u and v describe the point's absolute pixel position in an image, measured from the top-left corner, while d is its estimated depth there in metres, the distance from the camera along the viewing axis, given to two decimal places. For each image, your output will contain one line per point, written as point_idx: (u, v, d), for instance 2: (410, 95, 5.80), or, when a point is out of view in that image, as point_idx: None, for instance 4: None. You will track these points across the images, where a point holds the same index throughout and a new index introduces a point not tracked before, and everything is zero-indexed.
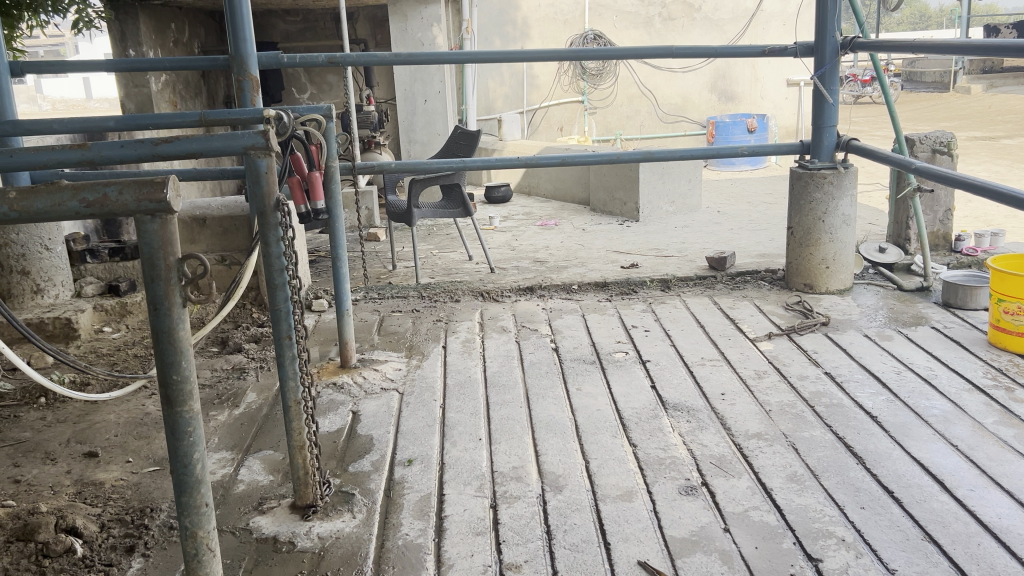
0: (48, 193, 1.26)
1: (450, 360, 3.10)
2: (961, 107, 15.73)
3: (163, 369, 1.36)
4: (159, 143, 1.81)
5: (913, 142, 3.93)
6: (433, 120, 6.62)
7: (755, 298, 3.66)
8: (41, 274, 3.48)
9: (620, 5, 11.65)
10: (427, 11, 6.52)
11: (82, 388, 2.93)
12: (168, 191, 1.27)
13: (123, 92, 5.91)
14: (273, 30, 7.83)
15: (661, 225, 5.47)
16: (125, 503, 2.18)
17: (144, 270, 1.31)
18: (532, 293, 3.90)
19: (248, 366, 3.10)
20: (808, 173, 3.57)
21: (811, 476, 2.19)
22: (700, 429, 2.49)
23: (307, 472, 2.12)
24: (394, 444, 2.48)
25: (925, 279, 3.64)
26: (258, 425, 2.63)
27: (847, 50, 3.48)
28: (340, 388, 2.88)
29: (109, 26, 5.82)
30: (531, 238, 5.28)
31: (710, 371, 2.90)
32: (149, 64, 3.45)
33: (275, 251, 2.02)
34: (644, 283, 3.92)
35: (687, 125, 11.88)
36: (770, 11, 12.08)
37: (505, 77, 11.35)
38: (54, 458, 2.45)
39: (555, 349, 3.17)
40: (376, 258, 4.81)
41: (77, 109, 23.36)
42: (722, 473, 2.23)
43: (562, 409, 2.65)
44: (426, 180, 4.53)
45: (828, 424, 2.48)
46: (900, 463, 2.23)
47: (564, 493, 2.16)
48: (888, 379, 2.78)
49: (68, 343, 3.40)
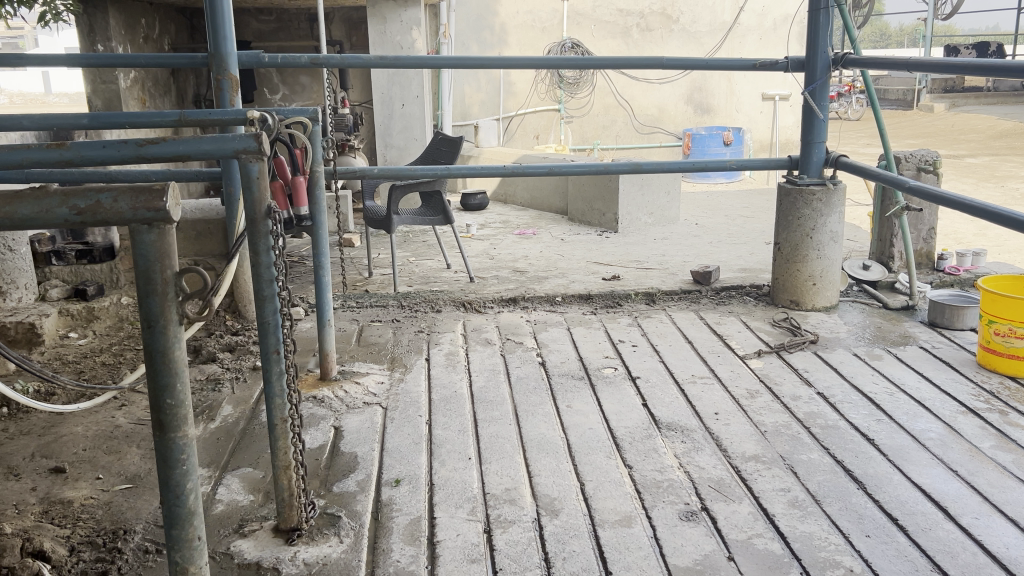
0: (34, 198, 1.15)
1: (434, 373, 3.01)
2: (926, 125, 16.01)
3: (156, 393, 1.26)
4: (144, 144, 1.71)
5: (899, 160, 3.94)
6: (411, 125, 6.51)
7: (741, 313, 3.62)
8: (4, 276, 3.31)
9: (597, 14, 11.65)
10: (407, 13, 6.42)
11: (47, 398, 2.79)
12: (167, 199, 1.18)
13: (89, 88, 5.73)
14: (246, 29, 7.67)
15: (640, 237, 5.43)
16: (95, 524, 2.05)
17: (138, 284, 1.21)
18: (515, 304, 3.82)
19: (223, 377, 2.98)
20: (797, 189, 3.54)
21: (813, 502, 2.14)
22: (696, 450, 2.42)
23: (292, 494, 2.01)
24: (380, 463, 2.38)
25: (910, 298, 3.63)
26: (237, 440, 2.51)
27: (837, 66, 3.46)
28: (322, 401, 2.77)
29: (77, 20, 5.65)
30: (509, 247, 5.21)
31: (701, 389, 2.84)
32: (123, 60, 3.30)
33: (264, 260, 1.92)
34: (629, 296, 3.86)
35: (661, 136, 11.90)
36: (748, 24, 12.27)
37: (482, 83, 11.20)
38: (17, 473, 2.31)
39: (542, 363, 3.09)
40: (352, 265, 4.70)
41: (40, 104, 22.84)
42: (722, 498, 2.17)
43: (553, 428, 2.57)
44: (406, 187, 4.44)
45: (826, 447, 2.43)
46: (902, 489, 2.19)
47: (561, 518, 2.08)
48: (881, 400, 2.74)
49: (31, 349, 3.24)
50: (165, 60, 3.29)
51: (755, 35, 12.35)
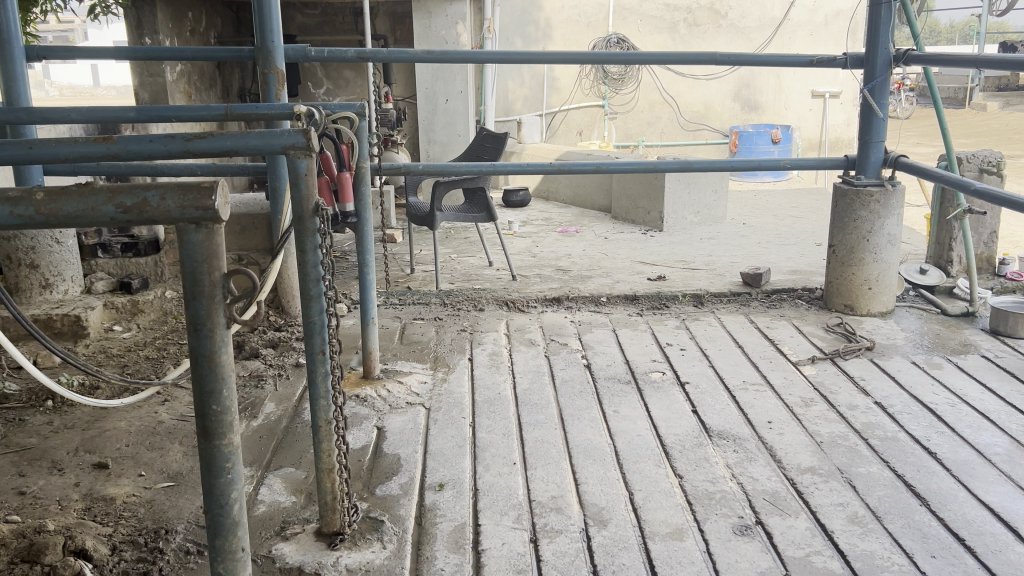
0: (81, 195, 1.12)
1: (477, 374, 2.96)
2: (981, 123, 15.59)
3: (201, 399, 1.22)
4: (191, 139, 1.67)
5: (960, 161, 3.81)
6: (454, 121, 6.47)
7: (793, 317, 3.51)
8: (51, 269, 3.33)
9: (643, 9, 11.53)
10: (452, 8, 6.38)
11: (90, 392, 2.78)
12: (216, 197, 1.14)
13: (137, 81, 5.78)
14: (291, 23, 7.70)
15: (686, 236, 5.33)
16: (137, 523, 2.03)
17: (185, 286, 1.18)
18: (559, 304, 3.76)
19: (266, 373, 2.95)
20: (854, 190, 3.43)
21: (873, 518, 2.04)
22: (749, 460, 2.34)
23: (335, 497, 1.97)
24: (423, 466, 2.33)
25: (970, 304, 3.49)
26: (279, 438, 2.48)
27: (899, 62, 3.33)
28: (364, 401, 2.73)
29: (125, 12, 5.70)
30: (552, 245, 5.15)
31: (754, 397, 2.74)
32: (167, 53, 3.26)
33: (311, 259, 1.86)
34: (676, 297, 3.77)
35: (707, 133, 11.76)
36: (797, 20, 11.93)
37: (525, 78, 11.20)
38: (61, 468, 2.31)
39: (588, 365, 3.03)
40: (395, 260, 4.67)
41: (89, 96, 23.25)
42: (778, 512, 2.08)
43: (600, 434, 2.50)
44: (450, 183, 4.39)
45: (886, 459, 2.33)
46: (968, 507, 2.09)
47: (609, 529, 2.01)
48: (942, 411, 2.62)
49: (76, 342, 3.25)
50: (214, 53, 3.27)
51: (805, 31, 12.00)
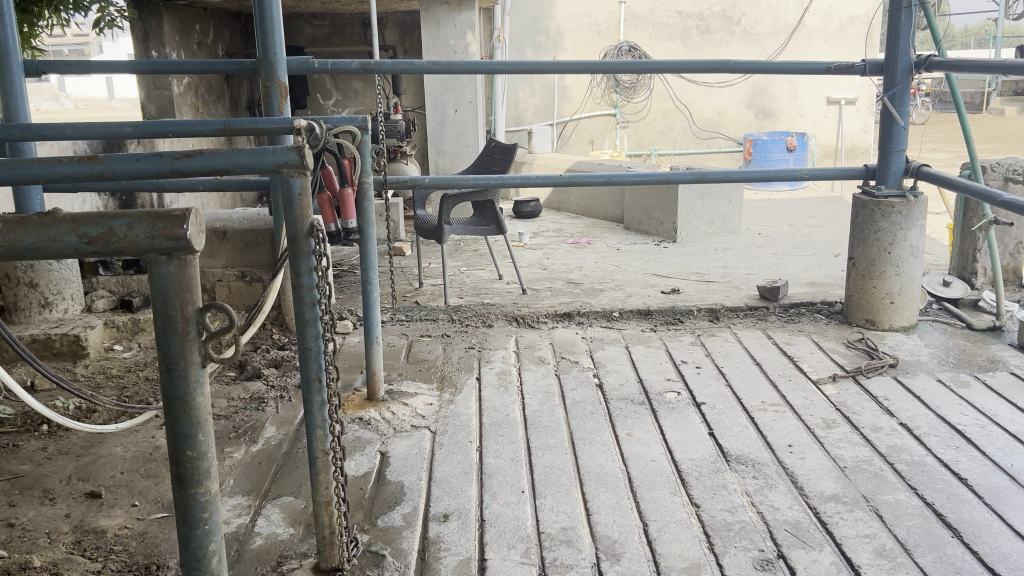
0: (42, 226, 1.12)
1: (486, 394, 2.86)
2: (998, 128, 15.44)
3: (176, 444, 1.23)
4: (179, 158, 1.58)
5: (984, 169, 3.70)
6: (464, 131, 6.39)
7: (813, 333, 3.40)
8: (50, 287, 3.26)
9: (655, 16, 11.47)
10: (460, 18, 6.30)
11: (86, 416, 2.70)
12: (188, 226, 1.14)
13: (144, 94, 5.74)
14: (300, 34, 7.66)
15: (701, 247, 5.23)
16: (128, 558, 1.93)
17: (157, 323, 1.17)
18: (570, 319, 3.66)
19: (267, 396, 2.86)
20: (874, 201, 3.31)
21: (902, 552, 1.93)
22: (769, 487, 2.23)
23: (333, 531, 1.86)
24: (427, 494, 2.23)
25: (997, 319, 3.37)
26: (279, 464, 2.40)
27: (921, 69, 3.21)
28: (368, 424, 2.64)
29: (131, 26, 5.67)
30: (564, 256, 5.06)
31: (773, 418, 2.64)
32: (173, 68, 3.13)
33: (305, 282, 1.77)
34: (691, 312, 3.67)
35: (721, 141, 11.68)
36: (812, 26, 11.84)
37: (536, 88, 11.22)
38: (52, 498, 2.22)
39: (600, 385, 2.92)
40: (403, 274, 4.59)
41: (104, 109, 23.34)
42: (801, 544, 1.97)
43: (612, 458, 2.40)
44: (459, 196, 4.29)
45: (914, 487, 2.22)
46: (1003, 539, 1.97)
47: (622, 564, 1.91)
48: (972, 433, 2.50)
49: (76, 362, 3.17)
50: (215, 67, 3.17)
51: (820, 37, 11.89)
